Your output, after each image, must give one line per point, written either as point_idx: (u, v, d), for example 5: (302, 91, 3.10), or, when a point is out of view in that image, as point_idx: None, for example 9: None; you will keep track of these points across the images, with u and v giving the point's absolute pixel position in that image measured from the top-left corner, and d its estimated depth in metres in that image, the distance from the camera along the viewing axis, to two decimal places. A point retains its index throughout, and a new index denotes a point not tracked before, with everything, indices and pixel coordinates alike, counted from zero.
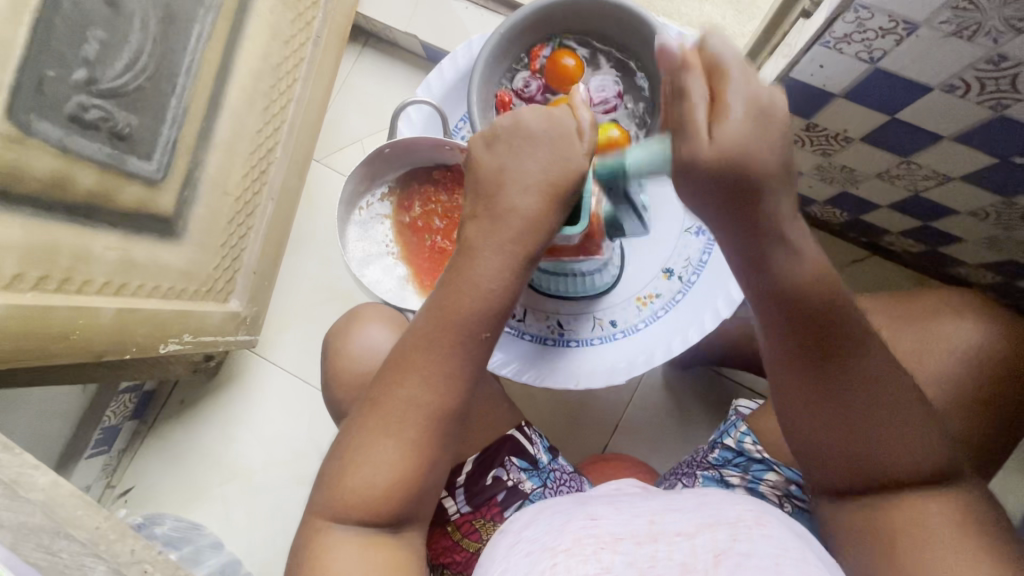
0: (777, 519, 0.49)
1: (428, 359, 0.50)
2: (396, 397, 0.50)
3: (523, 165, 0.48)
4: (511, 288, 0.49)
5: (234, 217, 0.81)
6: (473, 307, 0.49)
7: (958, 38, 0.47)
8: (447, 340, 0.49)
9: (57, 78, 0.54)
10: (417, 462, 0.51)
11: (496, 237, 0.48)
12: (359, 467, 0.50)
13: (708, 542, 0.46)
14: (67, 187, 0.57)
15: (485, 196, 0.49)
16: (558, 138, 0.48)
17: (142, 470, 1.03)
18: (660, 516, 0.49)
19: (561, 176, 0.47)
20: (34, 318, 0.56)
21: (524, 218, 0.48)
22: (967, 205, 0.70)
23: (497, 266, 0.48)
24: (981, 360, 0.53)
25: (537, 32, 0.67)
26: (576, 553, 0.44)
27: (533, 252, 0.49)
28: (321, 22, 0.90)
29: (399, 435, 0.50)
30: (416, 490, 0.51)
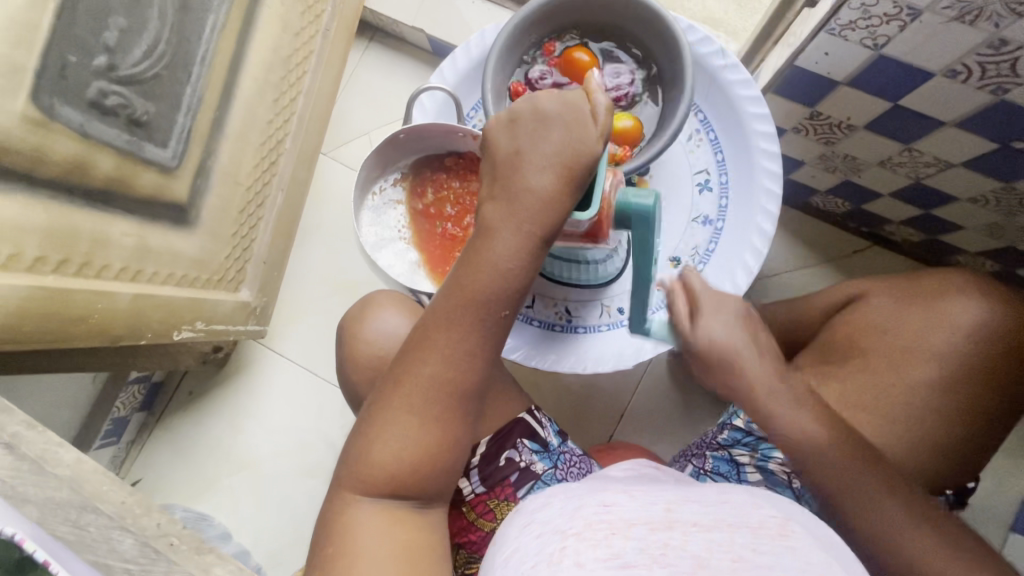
0: (801, 526, 0.47)
1: (449, 339, 0.50)
2: (417, 375, 0.51)
3: (541, 146, 0.49)
4: (528, 268, 0.50)
5: (245, 207, 0.82)
6: (492, 286, 0.49)
7: (961, 23, 0.49)
8: (467, 318, 0.50)
9: (78, 64, 0.54)
10: (439, 440, 0.52)
11: (513, 216, 0.49)
12: (382, 447, 0.51)
13: (724, 538, 0.44)
14: (87, 172, 0.58)
15: (501, 177, 0.50)
16: (573, 119, 0.49)
17: (150, 462, 1.04)
18: (676, 506, 0.48)
19: (574, 159, 0.48)
20: (54, 301, 0.57)
21: (540, 198, 0.48)
22: (966, 192, 0.71)
23: (515, 244, 0.49)
24: (982, 336, 0.55)
25: (550, 22, 0.68)
26: (587, 537, 0.44)
27: (550, 231, 0.50)
28: (330, 15, 0.91)
29: (422, 414, 0.51)
30: (437, 466, 0.52)
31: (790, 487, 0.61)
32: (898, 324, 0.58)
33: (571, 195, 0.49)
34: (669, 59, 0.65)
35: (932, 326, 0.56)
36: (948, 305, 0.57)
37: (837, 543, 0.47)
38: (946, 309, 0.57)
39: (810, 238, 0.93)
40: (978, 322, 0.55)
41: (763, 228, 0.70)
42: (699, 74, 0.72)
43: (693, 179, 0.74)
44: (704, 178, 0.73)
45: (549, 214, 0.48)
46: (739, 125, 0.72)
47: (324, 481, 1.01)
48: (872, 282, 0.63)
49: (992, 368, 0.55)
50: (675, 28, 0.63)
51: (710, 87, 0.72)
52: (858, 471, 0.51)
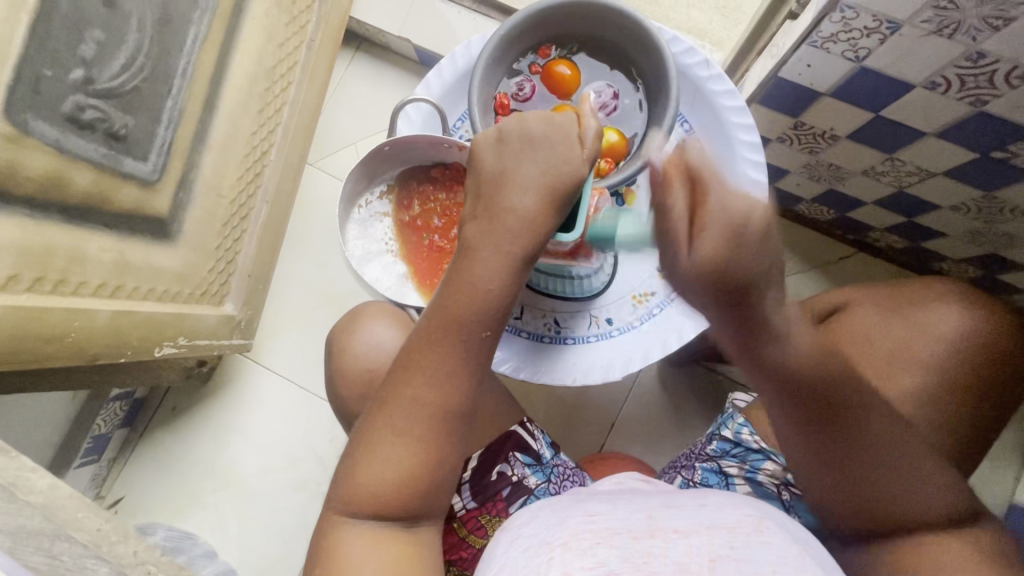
0: (776, 524, 0.48)
1: (432, 361, 0.50)
2: (401, 397, 0.50)
3: (526, 165, 0.49)
4: (509, 288, 0.49)
5: (228, 220, 0.81)
6: (472, 307, 0.49)
7: (939, 36, 0.49)
8: (449, 340, 0.49)
9: (54, 77, 0.53)
10: (424, 461, 0.51)
11: (495, 236, 0.48)
12: (366, 471, 0.50)
13: (704, 542, 0.45)
14: (64, 188, 0.56)
15: (484, 195, 0.50)
16: (559, 139, 0.49)
17: (132, 479, 1.02)
18: (659, 513, 0.49)
19: (559, 176, 0.48)
20: (30, 320, 0.55)
21: (522, 217, 0.48)
22: (946, 199, 0.72)
23: (493, 265, 0.48)
24: (966, 350, 0.55)
25: (538, 33, 0.68)
26: (573, 547, 0.45)
27: (528, 252, 0.49)
28: (315, 26, 0.90)
29: (408, 435, 0.50)
30: (424, 489, 0.51)
31: (779, 498, 0.61)
32: (885, 337, 0.58)
33: (554, 210, 0.48)
34: (653, 70, 0.66)
35: (918, 338, 0.57)
36: (932, 316, 0.57)
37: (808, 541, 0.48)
38: (932, 319, 0.57)
39: (795, 245, 0.93)
40: (961, 335, 0.56)
41: None
42: (685, 86, 0.72)
43: None
44: None
45: (534, 234, 0.48)
46: (723, 137, 0.72)
47: (312, 495, 1.00)
48: (856, 293, 0.63)
49: (973, 380, 0.55)
50: (661, 40, 0.63)
51: (697, 99, 0.73)
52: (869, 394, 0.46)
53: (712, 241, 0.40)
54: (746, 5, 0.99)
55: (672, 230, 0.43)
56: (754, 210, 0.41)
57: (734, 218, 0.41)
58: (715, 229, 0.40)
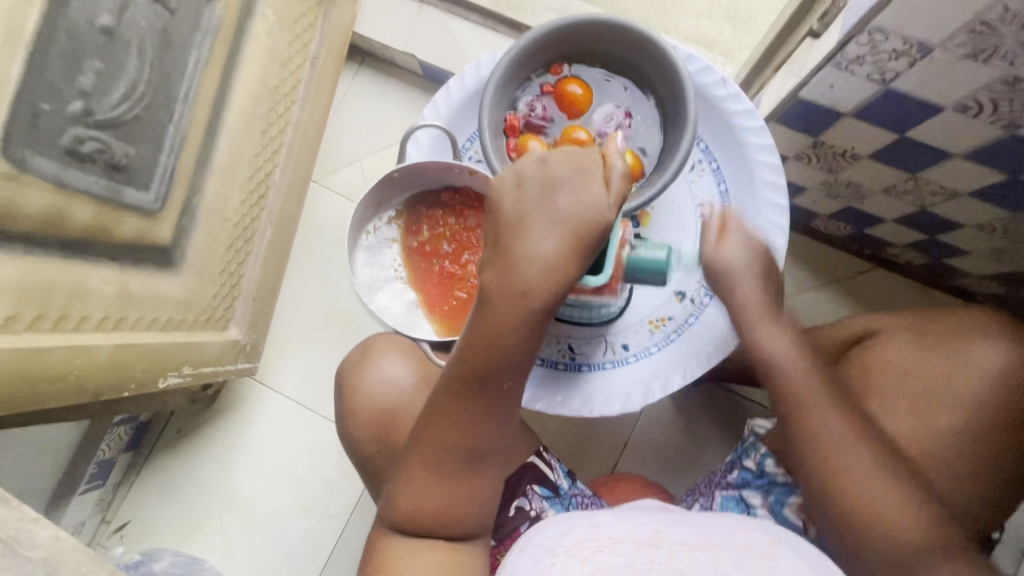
0: (789, 549, 0.48)
1: (458, 407, 0.50)
2: (430, 439, 0.51)
3: (545, 210, 0.47)
4: (528, 338, 0.48)
5: (232, 243, 0.79)
6: (491, 357, 0.48)
7: (973, 61, 0.47)
8: (472, 390, 0.49)
9: (52, 111, 0.52)
10: (457, 494, 0.52)
11: (511, 286, 0.47)
12: (402, 504, 0.52)
13: (710, 557, 0.46)
14: (62, 223, 0.55)
15: (501, 241, 0.48)
16: (580, 185, 0.47)
17: (138, 503, 1.00)
18: (665, 526, 0.51)
19: (582, 220, 0.46)
20: (28, 362, 0.53)
21: (539, 264, 0.46)
22: (971, 219, 0.70)
23: (511, 317, 0.47)
24: (1008, 382, 0.54)
25: (550, 53, 0.66)
26: (576, 554, 0.45)
27: (549, 302, 0.47)
28: (318, 43, 0.89)
29: (439, 473, 0.51)
30: (460, 518, 0.52)
31: (804, 532, 0.59)
32: (919, 367, 0.58)
33: (578, 255, 0.46)
34: (668, 89, 0.64)
35: (956, 370, 0.56)
36: (970, 347, 0.56)
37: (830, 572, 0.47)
38: (972, 353, 0.56)
39: (811, 262, 0.91)
40: (1003, 368, 0.54)
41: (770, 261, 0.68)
42: (701, 105, 0.70)
43: (698, 211, 0.71)
44: (707, 210, 0.71)
45: (555, 283, 0.46)
46: (740, 159, 0.70)
47: (320, 518, 0.98)
48: (884, 321, 0.64)
49: (1010, 414, 0.53)
50: (677, 60, 0.61)
51: (713, 118, 0.70)
52: (815, 388, 0.57)
53: (733, 247, 0.61)
54: (758, 15, 0.97)
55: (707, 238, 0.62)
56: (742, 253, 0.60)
57: (736, 256, 0.60)
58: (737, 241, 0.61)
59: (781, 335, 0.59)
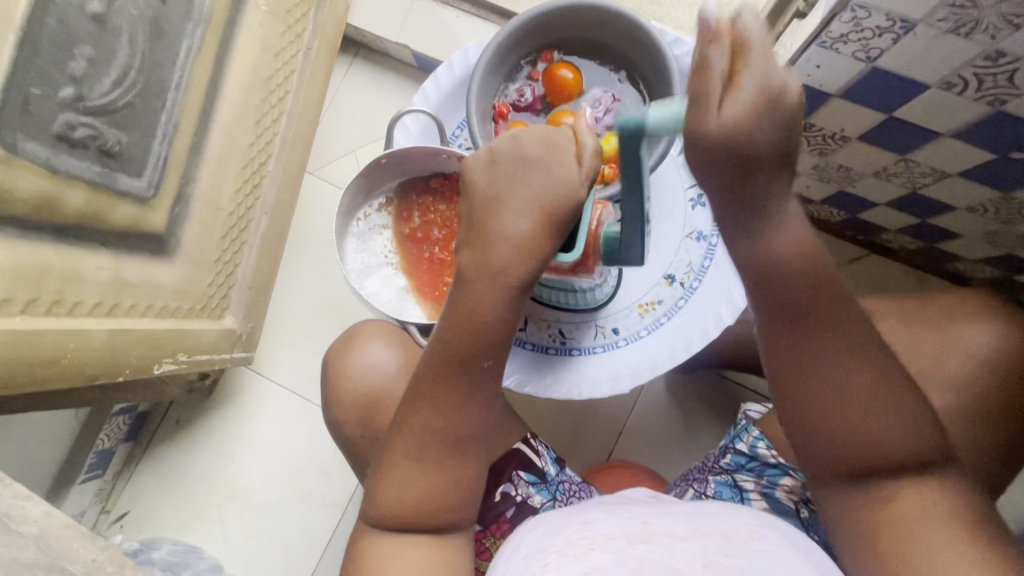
0: (775, 532, 0.48)
1: (438, 390, 0.50)
2: (413, 423, 0.51)
3: (518, 190, 0.47)
4: (507, 319, 0.49)
5: (226, 233, 0.80)
6: (470, 339, 0.48)
7: (956, 35, 0.47)
8: (452, 372, 0.49)
9: (43, 96, 0.52)
10: (441, 480, 0.51)
11: (489, 265, 0.47)
12: (387, 489, 0.52)
13: (699, 548, 0.46)
14: (55, 208, 0.55)
15: (476, 222, 0.49)
16: (553, 161, 0.47)
17: (138, 493, 1.01)
18: (656, 518, 0.50)
19: (555, 197, 0.46)
20: (22, 344, 0.54)
21: (514, 243, 0.46)
22: (963, 200, 0.70)
23: (489, 297, 0.47)
24: (995, 361, 0.54)
25: (540, 38, 0.66)
26: (568, 553, 0.45)
27: (524, 281, 0.48)
28: (311, 34, 0.89)
29: (421, 458, 0.51)
30: (443, 504, 0.52)
31: (798, 515, 0.58)
32: (911, 349, 0.57)
33: (550, 233, 0.47)
34: (655, 72, 0.64)
35: (947, 353, 0.55)
36: (959, 330, 0.56)
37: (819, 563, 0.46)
38: (959, 334, 0.56)
39: None
40: (993, 349, 0.54)
41: None
42: None
43: (686, 196, 0.72)
44: (696, 194, 0.71)
45: (530, 260, 0.47)
46: None
47: (318, 507, 0.99)
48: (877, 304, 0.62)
49: (993, 398, 0.54)
50: (663, 43, 0.61)
51: None
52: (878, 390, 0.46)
53: (740, 101, 0.40)
54: None
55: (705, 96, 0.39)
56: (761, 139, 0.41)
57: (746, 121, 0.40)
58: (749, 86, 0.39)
59: (794, 218, 0.46)
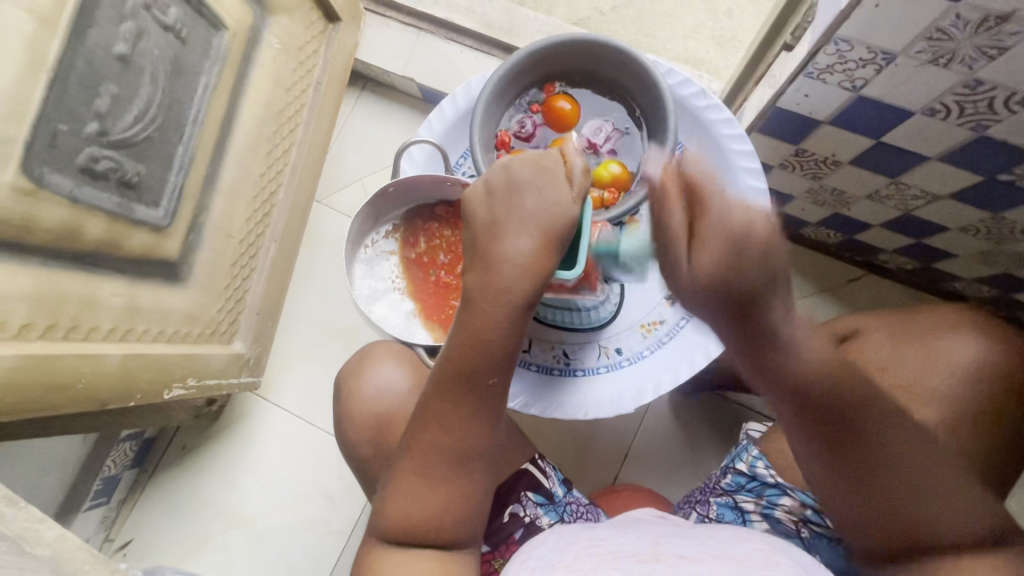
0: (788, 558, 0.48)
1: (446, 408, 0.51)
2: (423, 441, 0.52)
3: (515, 212, 0.49)
4: (513, 335, 0.49)
5: (237, 259, 0.82)
6: (476, 356, 0.49)
7: (935, 66, 0.50)
8: (459, 389, 0.50)
9: (70, 132, 0.55)
10: (450, 495, 0.52)
11: (493, 286, 0.48)
12: (395, 505, 0.52)
13: (709, 570, 0.46)
14: (77, 236, 0.58)
15: (479, 245, 0.50)
16: (546, 184, 0.49)
17: (142, 520, 1.01)
18: (666, 540, 0.51)
19: (553, 216, 0.48)
20: (43, 368, 0.56)
21: (518, 263, 0.47)
22: (954, 222, 0.72)
23: (496, 315, 0.48)
24: (982, 374, 0.55)
25: (540, 71, 0.69)
26: (576, 569, 0.46)
27: (529, 298, 0.49)
28: (321, 69, 0.93)
29: (430, 473, 0.52)
30: (450, 518, 0.52)
31: (799, 536, 0.59)
32: (900, 366, 0.58)
33: (551, 252, 0.48)
34: (650, 101, 0.66)
35: (930, 367, 0.57)
36: (941, 344, 0.57)
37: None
38: (943, 347, 0.57)
39: (804, 268, 0.93)
40: (977, 360, 0.55)
41: None
42: (682, 115, 0.73)
43: None
44: None
45: (532, 279, 0.48)
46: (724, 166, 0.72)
47: (322, 534, 0.98)
48: (867, 322, 0.64)
49: (997, 404, 0.54)
50: (656, 74, 0.64)
51: (695, 128, 0.73)
52: (849, 371, 0.46)
53: (712, 259, 0.42)
54: (742, 35, 1.02)
55: (670, 222, 0.45)
56: (741, 229, 0.42)
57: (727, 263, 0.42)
58: (716, 249, 0.42)
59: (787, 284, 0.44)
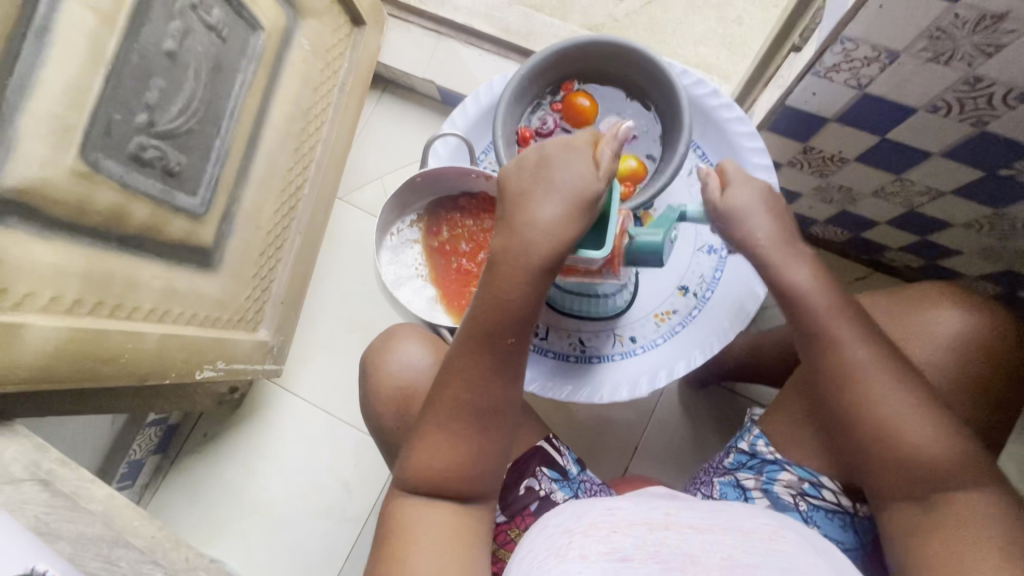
0: (794, 534, 0.51)
1: (467, 364, 0.54)
2: (444, 397, 0.55)
3: (543, 185, 0.52)
4: (530, 297, 0.52)
5: (265, 249, 0.86)
6: (494, 315, 0.52)
7: (936, 63, 0.53)
8: (479, 347, 0.53)
9: (122, 121, 0.59)
10: (469, 449, 0.55)
11: (513, 249, 0.52)
12: (417, 456, 0.55)
13: (717, 540, 0.49)
14: (124, 220, 0.61)
15: (505, 216, 0.54)
16: (574, 160, 0.52)
17: (164, 505, 1.04)
18: (676, 511, 0.53)
19: (576, 189, 0.51)
20: (91, 341, 0.59)
21: (539, 227, 0.51)
22: (959, 218, 0.74)
23: (515, 277, 0.52)
24: (964, 345, 0.59)
25: (560, 71, 0.73)
26: (592, 535, 0.49)
27: (547, 262, 0.52)
28: (346, 70, 0.97)
29: (450, 428, 0.55)
30: (467, 472, 0.55)
31: (797, 508, 0.60)
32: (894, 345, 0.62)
33: (573, 222, 0.51)
34: (665, 100, 0.70)
35: (913, 339, 0.61)
36: (929, 315, 0.60)
37: (835, 558, 0.50)
38: (927, 320, 0.60)
39: None
40: (959, 332, 0.59)
41: None
42: (695, 114, 0.77)
43: None
44: None
45: (552, 246, 0.51)
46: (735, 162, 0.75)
47: (338, 521, 1.01)
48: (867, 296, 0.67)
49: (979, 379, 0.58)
50: (671, 74, 0.68)
51: (707, 126, 0.77)
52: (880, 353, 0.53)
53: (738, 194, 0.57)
54: (752, 41, 1.05)
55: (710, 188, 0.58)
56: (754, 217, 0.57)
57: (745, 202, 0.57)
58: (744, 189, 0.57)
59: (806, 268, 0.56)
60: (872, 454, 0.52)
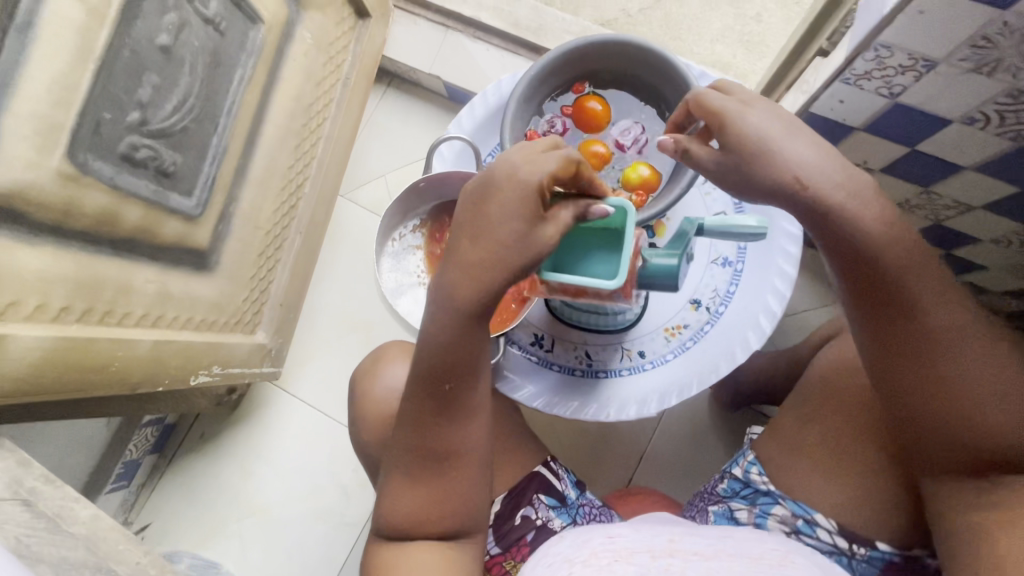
0: (804, 558, 0.50)
1: (413, 410, 0.53)
2: (398, 442, 0.54)
3: (487, 202, 0.46)
4: (464, 339, 0.49)
5: (264, 250, 0.83)
6: (427, 362, 0.51)
7: (978, 74, 0.50)
8: (421, 393, 0.52)
9: (112, 120, 0.56)
10: (428, 492, 0.54)
11: (439, 294, 0.49)
12: (387, 502, 0.56)
13: (724, 566, 0.48)
14: (115, 223, 0.59)
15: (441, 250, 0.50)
16: (521, 174, 0.45)
17: (160, 505, 1.02)
18: (679, 537, 0.52)
19: (514, 210, 0.45)
20: (80, 349, 0.57)
21: (463, 266, 0.47)
22: (987, 233, 0.70)
23: (440, 323, 0.49)
24: None
25: (572, 71, 0.70)
26: (593, 564, 0.48)
27: (476, 305, 0.48)
28: (350, 64, 0.94)
29: (408, 472, 0.54)
30: (434, 513, 0.54)
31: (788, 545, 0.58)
32: None
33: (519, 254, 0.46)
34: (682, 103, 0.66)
35: None
36: None
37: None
38: None
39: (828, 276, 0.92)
40: None
41: (784, 271, 0.70)
42: None
43: None
44: None
45: (478, 287, 0.47)
46: None
47: (335, 526, 0.99)
48: None
49: None
50: (690, 77, 0.64)
51: None
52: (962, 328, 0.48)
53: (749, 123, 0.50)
54: (771, 39, 1.01)
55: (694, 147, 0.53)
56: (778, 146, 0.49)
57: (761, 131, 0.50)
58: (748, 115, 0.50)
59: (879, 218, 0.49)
60: (948, 430, 0.48)
